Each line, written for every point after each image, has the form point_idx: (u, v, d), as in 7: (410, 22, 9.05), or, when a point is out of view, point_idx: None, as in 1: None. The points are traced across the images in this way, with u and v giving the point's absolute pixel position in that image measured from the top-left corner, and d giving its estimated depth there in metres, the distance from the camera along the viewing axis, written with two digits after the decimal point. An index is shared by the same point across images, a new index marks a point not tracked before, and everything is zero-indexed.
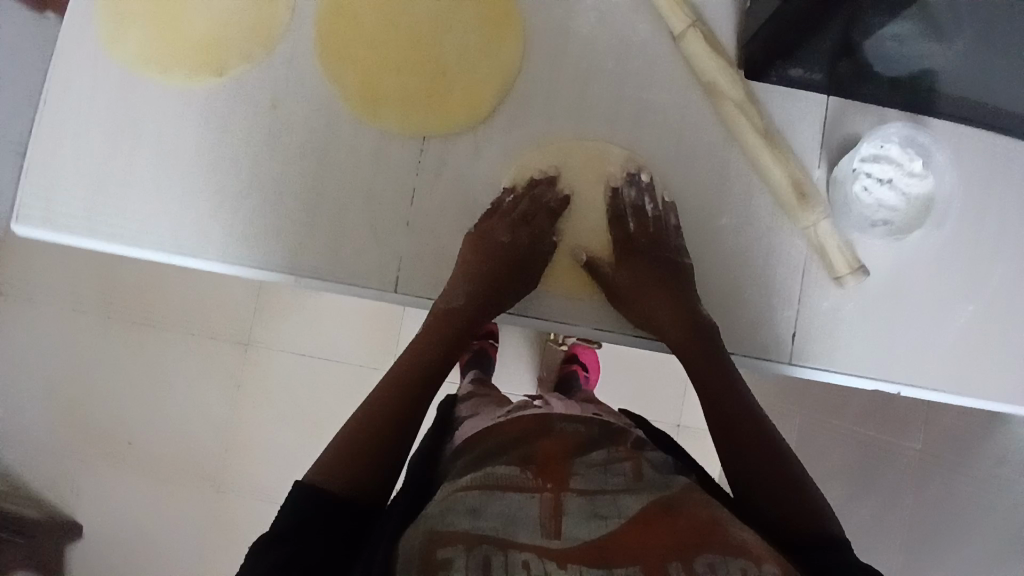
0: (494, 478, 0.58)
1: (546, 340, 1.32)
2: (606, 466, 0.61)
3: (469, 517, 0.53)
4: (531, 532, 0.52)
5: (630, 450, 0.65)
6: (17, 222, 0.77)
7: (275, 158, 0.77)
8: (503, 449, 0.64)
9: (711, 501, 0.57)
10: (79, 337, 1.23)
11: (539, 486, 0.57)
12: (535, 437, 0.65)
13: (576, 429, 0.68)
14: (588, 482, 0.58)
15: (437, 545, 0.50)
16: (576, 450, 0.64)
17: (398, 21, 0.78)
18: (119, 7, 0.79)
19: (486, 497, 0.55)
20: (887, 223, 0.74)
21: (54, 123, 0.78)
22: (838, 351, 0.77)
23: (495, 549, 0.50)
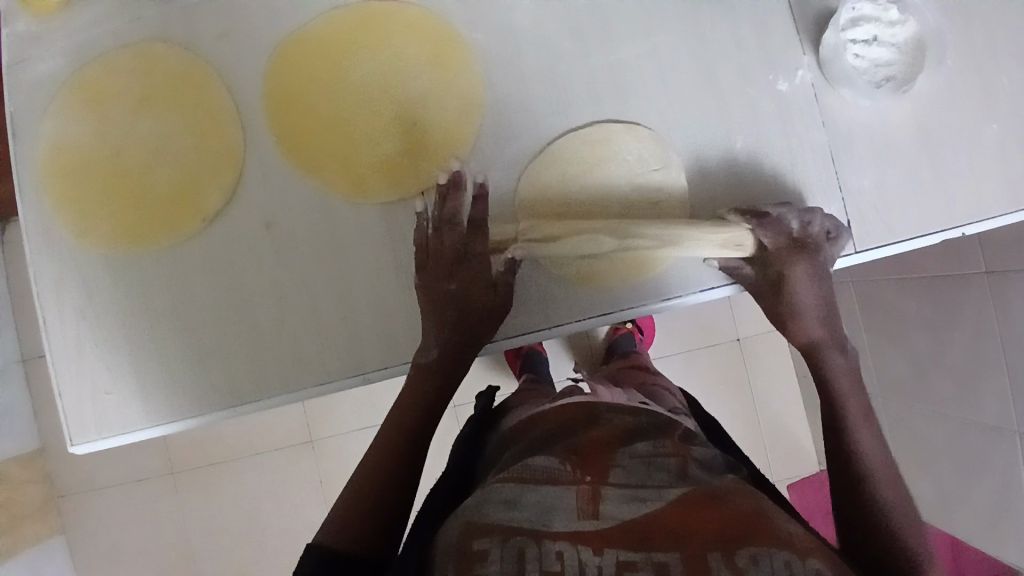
0: (532, 469, 0.59)
1: None
2: (651, 458, 0.61)
3: (506, 508, 0.55)
4: (568, 519, 0.54)
5: (676, 444, 0.64)
6: (74, 442, 0.75)
7: (290, 274, 0.75)
8: (543, 442, 0.65)
9: (759, 496, 0.58)
10: (166, 501, 1.40)
11: (578, 478, 0.58)
12: (581, 431, 0.66)
13: (621, 421, 0.68)
14: (629, 477, 0.58)
15: (475, 536, 0.52)
16: (618, 440, 0.64)
17: (348, 91, 0.75)
18: (77, 197, 0.76)
19: (522, 488, 0.57)
20: (891, 79, 0.74)
21: (64, 333, 0.76)
22: (893, 220, 0.75)
23: (529, 539, 0.51)
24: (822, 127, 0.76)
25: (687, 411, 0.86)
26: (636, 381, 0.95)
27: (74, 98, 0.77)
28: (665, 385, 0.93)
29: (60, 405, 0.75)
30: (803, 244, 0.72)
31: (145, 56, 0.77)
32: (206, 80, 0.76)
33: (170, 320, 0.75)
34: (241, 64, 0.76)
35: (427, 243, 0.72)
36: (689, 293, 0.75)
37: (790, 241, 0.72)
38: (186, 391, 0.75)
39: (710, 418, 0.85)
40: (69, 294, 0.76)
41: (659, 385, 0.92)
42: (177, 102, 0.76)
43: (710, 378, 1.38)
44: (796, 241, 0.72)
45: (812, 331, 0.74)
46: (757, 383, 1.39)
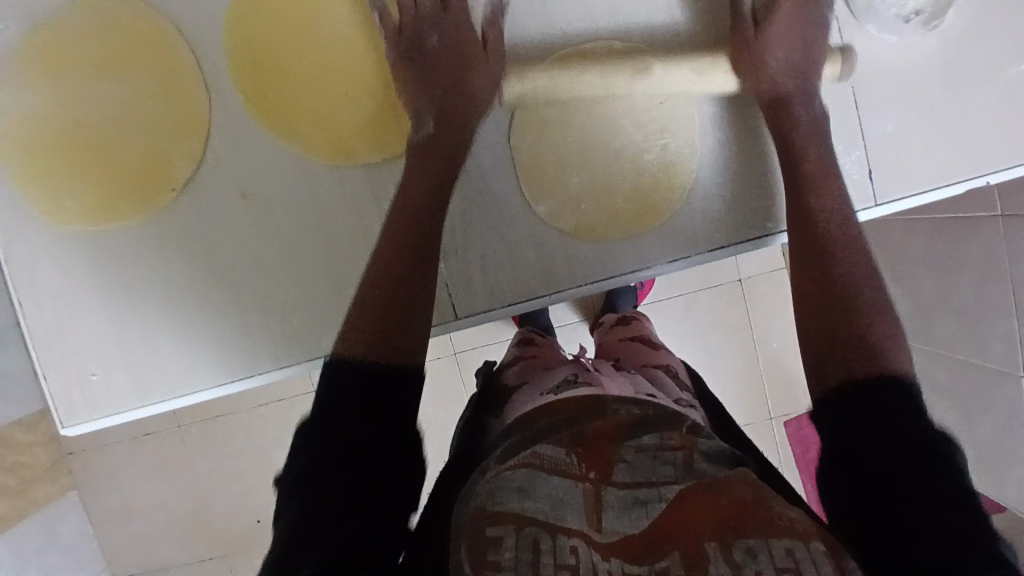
0: (540, 460, 0.58)
1: None
2: (657, 452, 0.60)
3: (519, 497, 0.54)
4: (579, 517, 0.54)
5: (683, 434, 0.62)
6: (65, 425, 0.74)
7: (273, 247, 0.70)
8: (549, 424, 0.64)
9: (761, 485, 0.56)
10: (174, 456, 1.43)
11: (583, 475, 0.58)
12: (587, 418, 0.64)
13: (629, 411, 0.65)
14: (633, 473, 0.58)
15: (487, 522, 0.52)
16: (624, 429, 0.63)
17: (322, 41, 0.68)
18: (36, 169, 0.71)
19: (534, 478, 0.56)
20: (920, 13, 0.68)
21: (41, 316, 0.72)
22: (914, 170, 0.70)
23: (544, 531, 0.51)
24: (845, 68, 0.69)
25: (693, 401, 0.84)
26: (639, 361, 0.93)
27: (23, 62, 0.70)
28: (668, 366, 0.90)
29: (47, 389, 0.73)
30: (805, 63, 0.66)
31: (95, 10, 0.69)
32: (165, 35, 0.69)
33: (150, 300, 0.71)
34: (203, 14, 0.69)
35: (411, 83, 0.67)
36: (697, 254, 0.71)
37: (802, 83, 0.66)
38: (175, 371, 0.72)
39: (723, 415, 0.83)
40: (42, 273, 0.72)
41: (661, 366, 0.90)
42: (133, 59, 0.69)
43: (711, 320, 1.36)
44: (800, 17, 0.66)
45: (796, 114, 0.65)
46: (758, 324, 1.37)
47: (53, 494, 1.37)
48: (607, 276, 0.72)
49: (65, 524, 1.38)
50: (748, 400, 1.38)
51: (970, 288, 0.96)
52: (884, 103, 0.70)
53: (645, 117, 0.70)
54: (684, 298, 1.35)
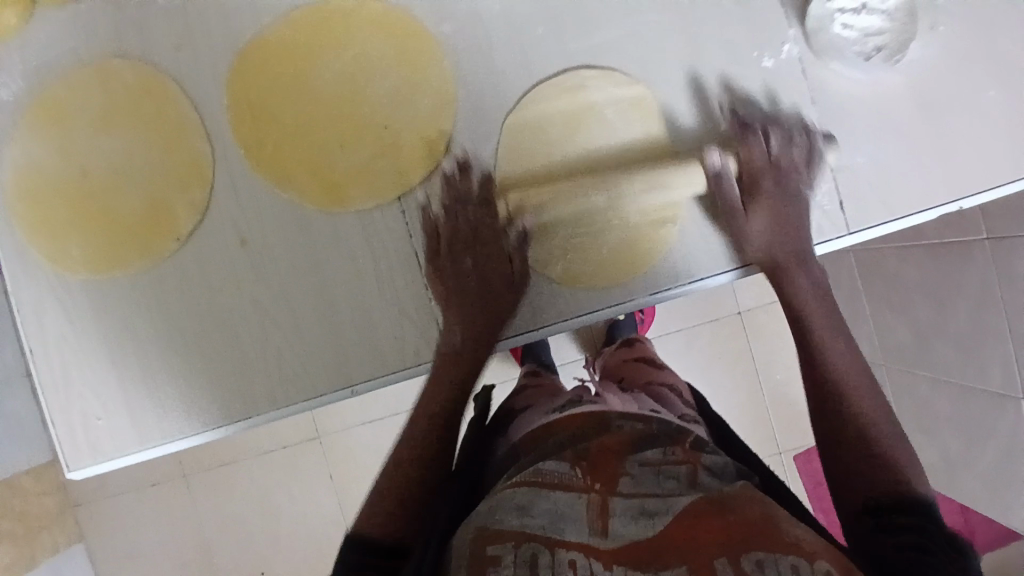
0: (543, 474, 0.60)
1: None
2: (660, 467, 0.61)
3: (518, 514, 0.56)
4: (578, 530, 0.55)
5: (687, 450, 0.64)
6: (68, 467, 0.75)
7: (270, 290, 0.73)
8: (556, 444, 0.66)
9: (770, 504, 0.57)
10: (178, 503, 1.43)
11: (587, 486, 0.59)
12: (593, 436, 0.65)
13: (632, 427, 0.67)
14: (637, 486, 0.59)
15: (487, 541, 0.54)
16: (627, 445, 0.64)
17: (317, 95, 0.73)
18: (47, 225, 0.75)
19: (534, 495, 0.57)
20: (881, 49, 0.71)
21: (49, 361, 0.75)
22: (886, 198, 0.72)
23: (542, 547, 0.53)
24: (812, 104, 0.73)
25: (697, 415, 0.84)
26: (643, 381, 0.94)
27: (39, 123, 0.75)
28: (672, 384, 0.91)
29: (52, 433, 0.75)
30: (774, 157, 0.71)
31: (102, 72, 0.74)
32: (168, 93, 0.74)
33: (152, 343, 0.74)
34: (206, 75, 0.74)
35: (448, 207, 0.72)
36: (709, 274, 0.73)
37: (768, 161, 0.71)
38: (177, 412, 0.74)
39: (721, 421, 0.84)
40: (50, 320, 0.75)
41: (665, 385, 0.90)
42: (141, 120, 0.74)
43: (711, 352, 1.36)
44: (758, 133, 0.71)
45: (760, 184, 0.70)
46: (761, 355, 1.36)
47: (59, 544, 1.38)
48: (591, 312, 0.73)
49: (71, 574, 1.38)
50: (754, 432, 1.36)
51: (962, 314, 0.96)
52: (853, 134, 0.73)
53: (625, 141, 0.73)
54: (683, 329, 1.36)
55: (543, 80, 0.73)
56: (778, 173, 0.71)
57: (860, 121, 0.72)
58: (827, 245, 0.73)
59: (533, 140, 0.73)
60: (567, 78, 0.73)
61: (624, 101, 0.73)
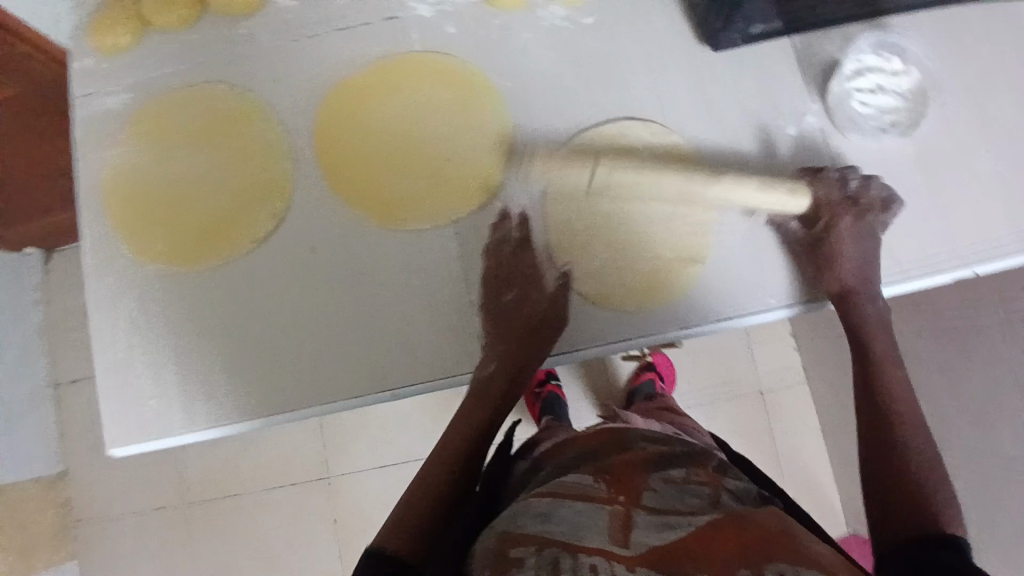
0: (568, 486, 0.62)
1: (594, 365, 1.38)
2: (682, 485, 0.62)
3: (540, 521, 0.57)
4: (600, 538, 0.55)
5: (709, 473, 0.66)
6: (113, 446, 0.79)
7: (326, 295, 0.80)
8: (581, 462, 0.68)
9: (788, 520, 0.59)
10: (183, 529, 1.46)
11: (611, 497, 0.60)
12: (615, 454, 0.68)
13: (655, 448, 0.70)
14: (661, 500, 0.60)
15: (511, 543, 0.55)
16: (650, 464, 0.66)
17: (389, 128, 0.83)
18: (134, 220, 0.83)
19: (556, 503, 0.59)
20: (896, 124, 0.80)
21: (105, 346, 0.81)
22: (903, 257, 0.79)
23: (564, 551, 0.53)
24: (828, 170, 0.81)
25: (715, 445, 0.89)
26: (666, 420, 0.99)
27: (143, 132, 0.85)
28: (690, 424, 0.97)
29: (104, 413, 0.79)
30: (852, 202, 0.78)
31: (200, 94, 0.85)
32: (255, 117, 0.84)
33: (205, 335, 0.80)
34: (293, 104, 0.84)
35: (507, 259, 0.80)
36: (752, 313, 0.79)
37: (843, 198, 0.78)
38: (225, 403, 0.78)
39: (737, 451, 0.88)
40: (112, 308, 0.81)
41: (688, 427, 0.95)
42: (233, 137, 0.84)
43: (730, 428, 1.34)
44: (852, 203, 0.78)
45: (845, 280, 0.77)
46: (779, 437, 1.34)
47: (53, 560, 1.41)
48: (623, 336, 0.79)
49: None
50: None
51: None
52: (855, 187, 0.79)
53: (660, 185, 0.80)
54: (702, 394, 1.36)
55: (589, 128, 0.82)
56: (860, 216, 0.77)
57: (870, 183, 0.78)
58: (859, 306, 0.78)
59: (578, 178, 0.81)
60: (610, 123, 0.82)
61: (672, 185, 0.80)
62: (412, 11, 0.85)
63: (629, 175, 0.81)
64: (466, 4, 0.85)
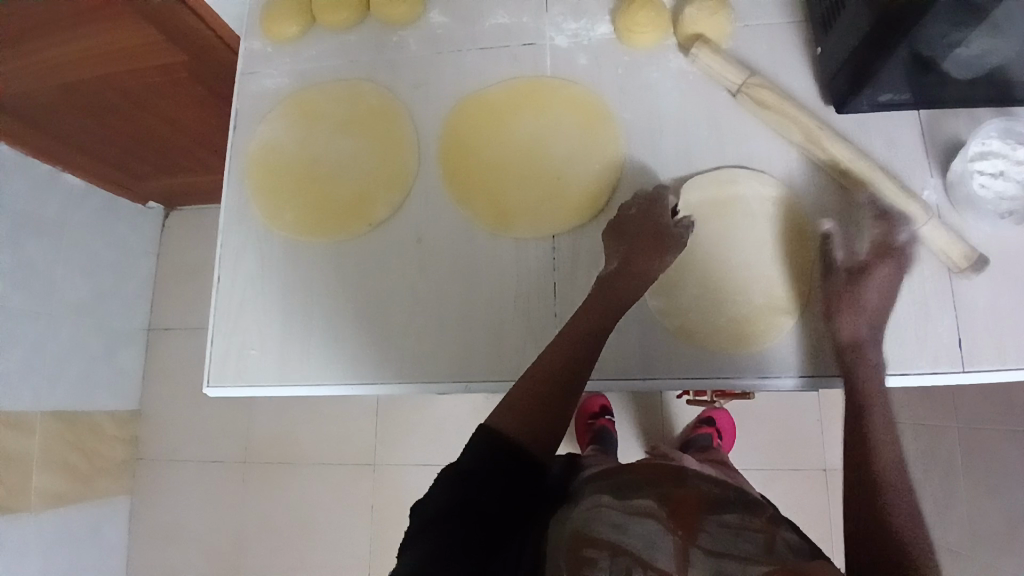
0: (635, 505, 0.64)
1: (654, 406, 1.37)
2: (740, 530, 0.62)
3: (614, 530, 0.59)
4: (668, 559, 0.57)
5: (764, 522, 0.66)
6: (209, 384, 0.87)
7: (424, 283, 0.86)
8: (637, 486, 0.69)
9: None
10: (233, 484, 1.55)
11: (672, 527, 0.61)
12: (672, 486, 0.70)
13: (710, 489, 0.72)
14: (717, 542, 0.59)
15: (584, 543, 0.56)
16: (708, 506, 0.66)
17: (511, 142, 0.89)
18: (271, 188, 0.93)
19: (628, 518, 0.61)
20: (1013, 212, 0.78)
21: (224, 295, 0.90)
22: (1008, 348, 0.76)
23: (637, 564, 0.55)
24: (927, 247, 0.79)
25: None
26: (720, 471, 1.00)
27: (293, 112, 0.95)
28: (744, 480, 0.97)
29: (209, 353, 0.88)
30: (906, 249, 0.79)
31: (350, 89, 0.95)
32: (394, 115, 0.92)
33: (311, 300, 0.87)
34: (428, 108, 0.92)
35: (654, 197, 0.83)
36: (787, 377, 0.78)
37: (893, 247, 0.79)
38: (314, 365, 0.85)
39: None
40: (236, 262, 0.91)
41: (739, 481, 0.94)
42: (369, 129, 0.93)
43: (784, 500, 1.30)
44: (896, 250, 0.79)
45: (860, 330, 0.76)
46: (837, 522, 1.28)
47: (109, 489, 1.53)
48: (698, 376, 0.79)
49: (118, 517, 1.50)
50: None
51: None
52: (954, 262, 0.78)
53: (759, 235, 0.82)
54: (759, 457, 1.33)
55: (698, 170, 0.85)
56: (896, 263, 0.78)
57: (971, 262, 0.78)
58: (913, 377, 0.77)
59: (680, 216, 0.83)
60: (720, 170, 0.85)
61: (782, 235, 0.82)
62: (549, 41, 0.92)
63: (730, 220, 0.83)
64: (601, 41, 0.91)
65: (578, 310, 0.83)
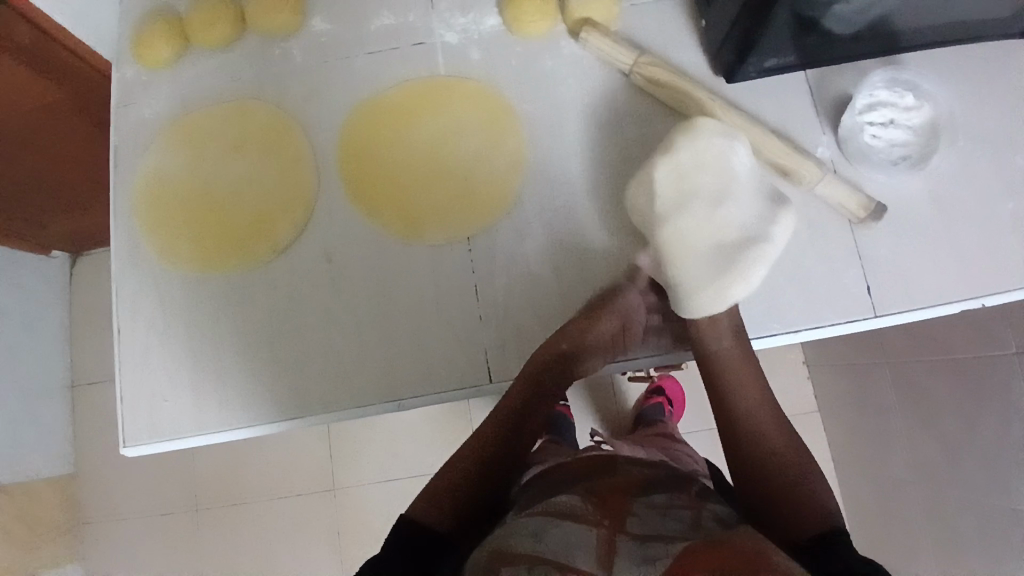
0: (558, 508, 0.64)
1: (604, 388, 1.38)
2: (666, 510, 0.63)
3: (532, 540, 0.59)
4: (588, 557, 0.56)
5: (691, 497, 0.67)
6: (124, 442, 0.81)
7: (340, 304, 0.82)
8: (567, 484, 0.70)
9: (763, 539, 0.58)
10: (185, 534, 1.47)
11: (597, 520, 0.61)
12: (601, 478, 0.70)
13: (641, 471, 0.73)
14: (644, 526, 0.61)
15: (503, 560, 0.57)
16: (635, 490, 0.68)
17: (411, 146, 0.86)
18: (161, 224, 0.87)
19: (547, 524, 0.61)
20: (906, 158, 0.81)
21: (131, 343, 0.83)
22: (913, 289, 0.79)
23: (555, 566, 0.54)
24: (826, 204, 0.82)
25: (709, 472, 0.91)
26: (664, 445, 1.00)
27: (175, 141, 0.89)
28: (687, 451, 0.98)
29: (118, 410, 0.82)
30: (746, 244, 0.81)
31: (238, 108, 0.89)
32: (289, 132, 0.87)
33: (222, 338, 0.82)
34: (320, 120, 0.88)
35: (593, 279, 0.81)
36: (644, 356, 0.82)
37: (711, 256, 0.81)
38: (235, 406, 0.80)
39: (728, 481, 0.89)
40: (135, 308, 0.84)
41: (682, 455, 0.95)
42: (260, 149, 0.87)
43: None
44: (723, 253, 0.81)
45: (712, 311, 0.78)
46: None
47: (58, 558, 1.42)
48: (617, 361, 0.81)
49: None
50: None
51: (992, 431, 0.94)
52: (854, 214, 0.80)
53: None
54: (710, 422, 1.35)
55: (604, 153, 0.85)
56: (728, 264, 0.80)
57: (870, 212, 0.79)
58: (828, 329, 0.79)
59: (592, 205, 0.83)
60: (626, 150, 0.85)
61: (671, 185, 0.77)
62: (439, 37, 0.89)
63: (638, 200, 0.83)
64: (491, 32, 0.89)
65: (501, 311, 0.81)
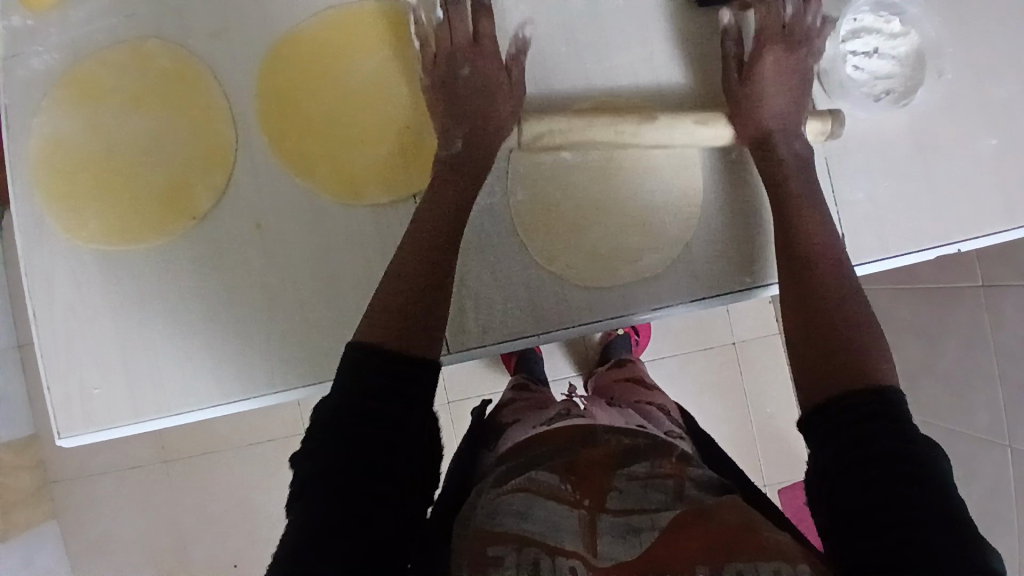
0: (538, 484, 0.59)
1: None
2: (648, 479, 0.61)
3: (517, 521, 0.55)
4: (575, 540, 0.54)
5: (674, 463, 0.64)
6: (59, 434, 0.76)
7: (280, 275, 0.75)
8: (544, 454, 0.65)
9: (751, 511, 0.58)
10: (157, 487, 1.46)
11: (577, 500, 0.59)
12: (580, 448, 0.66)
13: (619, 438, 0.68)
14: (626, 500, 0.59)
15: (488, 546, 0.53)
16: (615, 458, 0.64)
17: (343, 92, 0.75)
18: (68, 193, 0.76)
19: (530, 503, 0.57)
20: (889, 92, 0.74)
21: (52, 327, 0.76)
22: (889, 234, 0.75)
23: (543, 552, 0.52)
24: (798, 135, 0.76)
25: (684, 431, 0.85)
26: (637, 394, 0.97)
27: (70, 95, 0.77)
28: (660, 402, 0.92)
29: (48, 400, 0.75)
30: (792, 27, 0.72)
31: (140, 54, 0.76)
32: (203, 81, 0.76)
33: (154, 318, 0.75)
34: (237, 65, 0.76)
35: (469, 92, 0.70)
36: (680, 303, 0.75)
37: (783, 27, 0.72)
38: (176, 389, 0.75)
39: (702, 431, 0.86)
40: (52, 288, 0.76)
41: (655, 404, 0.91)
42: (170, 101, 0.76)
43: (701, 383, 1.34)
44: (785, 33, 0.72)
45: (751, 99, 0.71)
46: (752, 396, 1.34)
47: (33, 520, 1.40)
48: (587, 321, 0.75)
49: (40, 554, 1.38)
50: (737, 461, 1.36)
51: (953, 361, 0.94)
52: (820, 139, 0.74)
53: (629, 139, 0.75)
54: (677, 349, 1.35)
55: (561, 93, 0.76)
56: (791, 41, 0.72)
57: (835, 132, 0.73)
58: None
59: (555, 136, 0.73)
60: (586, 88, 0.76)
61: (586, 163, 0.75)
62: None
63: None
64: None
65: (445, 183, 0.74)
